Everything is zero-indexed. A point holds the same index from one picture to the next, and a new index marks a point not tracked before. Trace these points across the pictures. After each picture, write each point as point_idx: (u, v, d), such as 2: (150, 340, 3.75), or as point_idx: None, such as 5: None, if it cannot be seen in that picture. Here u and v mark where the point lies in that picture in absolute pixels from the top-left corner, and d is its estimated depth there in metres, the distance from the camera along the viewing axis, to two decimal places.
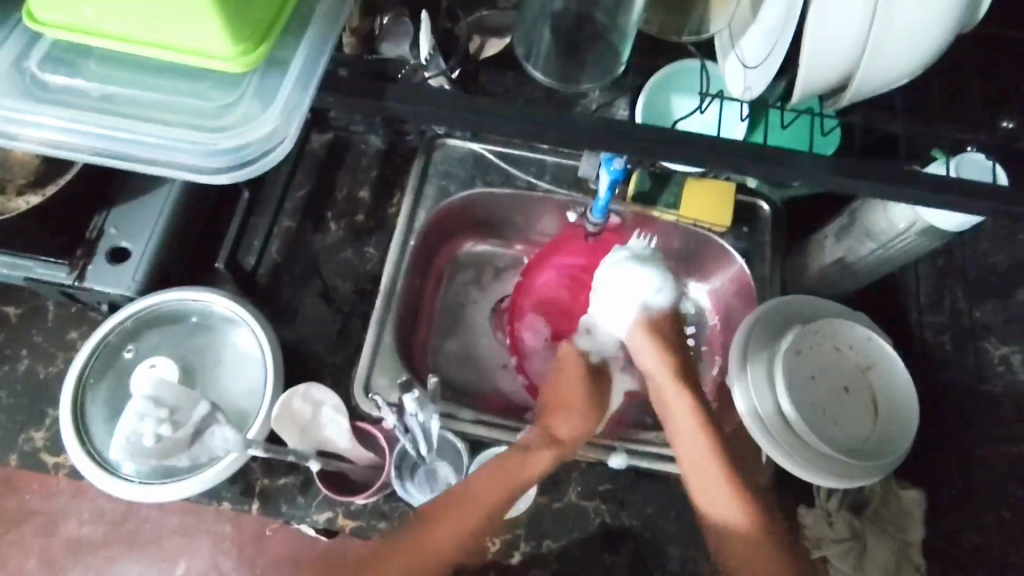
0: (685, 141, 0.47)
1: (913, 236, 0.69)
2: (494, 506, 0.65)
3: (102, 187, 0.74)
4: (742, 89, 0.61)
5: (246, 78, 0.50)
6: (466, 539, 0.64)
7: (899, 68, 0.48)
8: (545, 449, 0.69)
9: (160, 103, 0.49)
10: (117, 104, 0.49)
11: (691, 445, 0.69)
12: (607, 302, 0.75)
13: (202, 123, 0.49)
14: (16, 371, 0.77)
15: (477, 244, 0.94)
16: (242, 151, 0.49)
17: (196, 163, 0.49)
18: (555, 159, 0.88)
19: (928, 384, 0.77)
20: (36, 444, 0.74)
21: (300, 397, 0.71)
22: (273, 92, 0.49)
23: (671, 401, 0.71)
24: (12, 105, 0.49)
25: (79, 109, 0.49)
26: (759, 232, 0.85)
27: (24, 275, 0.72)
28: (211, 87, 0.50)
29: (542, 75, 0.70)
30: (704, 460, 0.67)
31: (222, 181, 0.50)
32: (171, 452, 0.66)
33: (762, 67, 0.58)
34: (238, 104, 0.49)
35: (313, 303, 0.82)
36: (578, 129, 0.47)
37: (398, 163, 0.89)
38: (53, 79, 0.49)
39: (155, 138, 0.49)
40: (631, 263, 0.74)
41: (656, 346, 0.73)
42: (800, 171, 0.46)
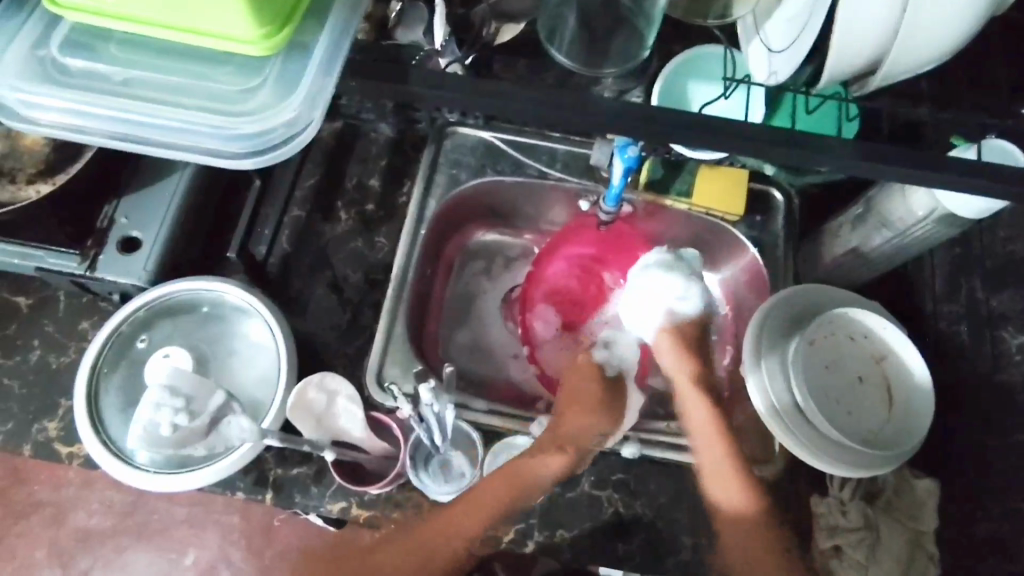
0: (707, 124, 0.46)
1: (930, 224, 0.69)
2: (505, 503, 0.67)
3: (114, 176, 0.74)
4: (766, 74, 0.61)
5: (269, 63, 0.49)
6: (486, 522, 0.66)
7: (926, 57, 0.47)
8: (555, 453, 0.70)
9: (181, 87, 0.49)
10: (138, 88, 0.48)
11: (714, 453, 0.72)
12: (636, 305, 0.77)
13: (224, 107, 0.48)
14: (28, 362, 0.76)
15: (487, 234, 0.94)
16: (265, 137, 0.49)
17: (219, 148, 0.49)
18: (566, 148, 0.88)
19: (943, 374, 0.77)
20: (49, 434, 0.74)
21: (315, 388, 0.70)
22: (296, 76, 0.49)
23: (687, 397, 0.75)
24: (32, 90, 0.48)
25: (101, 93, 0.48)
26: (772, 221, 0.85)
27: (34, 265, 0.72)
28: (232, 71, 0.49)
29: (565, 60, 0.71)
30: (715, 450, 0.72)
31: (245, 167, 0.50)
32: (187, 442, 0.65)
33: (788, 53, 0.58)
34: (261, 89, 0.49)
35: (324, 293, 0.82)
36: (601, 114, 0.46)
37: (408, 152, 0.88)
38: (72, 63, 0.48)
39: (178, 123, 0.49)
40: (661, 270, 0.75)
41: (678, 352, 0.75)
42: (826, 156, 0.46)
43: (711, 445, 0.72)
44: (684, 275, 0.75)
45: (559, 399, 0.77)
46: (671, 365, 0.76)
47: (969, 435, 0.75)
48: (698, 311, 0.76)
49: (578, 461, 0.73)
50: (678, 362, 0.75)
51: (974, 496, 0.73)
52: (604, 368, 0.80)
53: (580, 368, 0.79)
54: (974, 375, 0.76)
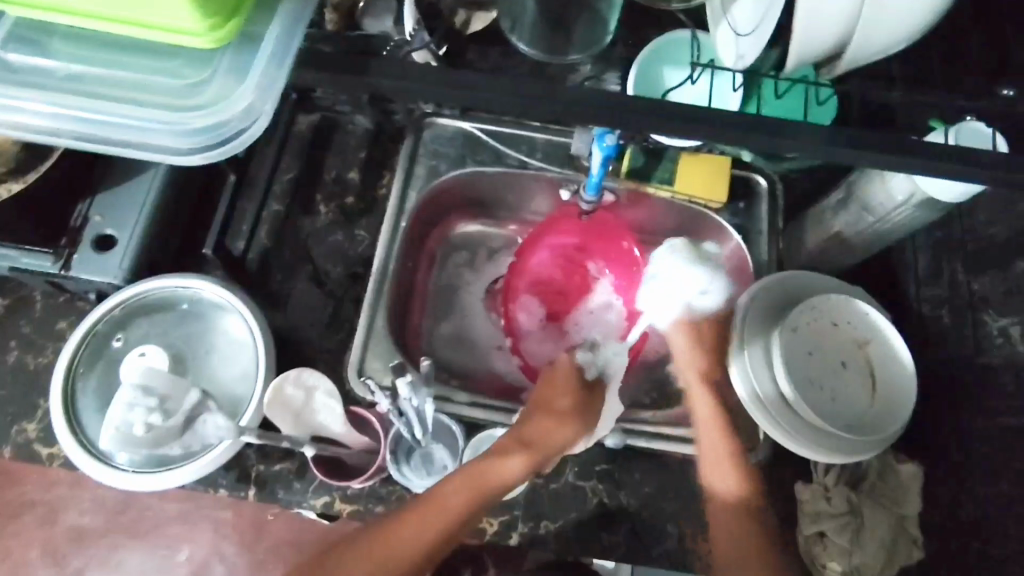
0: (677, 110, 0.45)
1: (910, 208, 0.68)
2: (467, 507, 0.62)
3: (85, 174, 0.73)
4: (734, 58, 0.59)
5: (219, 54, 0.48)
6: (439, 535, 0.61)
7: (895, 36, 0.48)
8: (517, 455, 0.66)
9: (130, 82, 0.48)
10: (86, 83, 0.47)
11: (714, 440, 0.73)
12: (657, 293, 0.78)
13: (174, 101, 0.48)
14: (6, 363, 0.76)
15: (469, 226, 0.93)
16: (217, 131, 0.48)
17: (170, 143, 0.49)
18: (545, 137, 0.87)
19: (925, 357, 0.77)
20: (29, 435, 0.73)
21: (292, 383, 0.70)
22: (247, 68, 0.48)
23: (698, 398, 0.75)
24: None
25: (48, 90, 0.47)
26: (755, 208, 0.85)
27: (9, 266, 0.71)
28: (182, 64, 0.48)
29: (526, 48, 0.69)
30: (722, 436, 0.72)
31: (198, 161, 0.49)
32: (163, 441, 0.66)
33: (752, 37, 0.56)
34: (211, 82, 0.48)
35: (305, 288, 0.81)
36: (569, 102, 0.45)
37: (386, 144, 0.87)
38: (17, 59, 0.47)
39: (128, 119, 0.48)
40: (687, 261, 0.76)
41: (694, 347, 0.75)
42: (796, 140, 0.45)
43: (714, 428, 0.73)
44: (708, 271, 0.75)
45: (533, 401, 0.73)
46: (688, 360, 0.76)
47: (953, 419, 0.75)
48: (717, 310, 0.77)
49: (544, 464, 0.68)
50: (698, 359, 0.76)
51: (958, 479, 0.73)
52: (584, 370, 0.76)
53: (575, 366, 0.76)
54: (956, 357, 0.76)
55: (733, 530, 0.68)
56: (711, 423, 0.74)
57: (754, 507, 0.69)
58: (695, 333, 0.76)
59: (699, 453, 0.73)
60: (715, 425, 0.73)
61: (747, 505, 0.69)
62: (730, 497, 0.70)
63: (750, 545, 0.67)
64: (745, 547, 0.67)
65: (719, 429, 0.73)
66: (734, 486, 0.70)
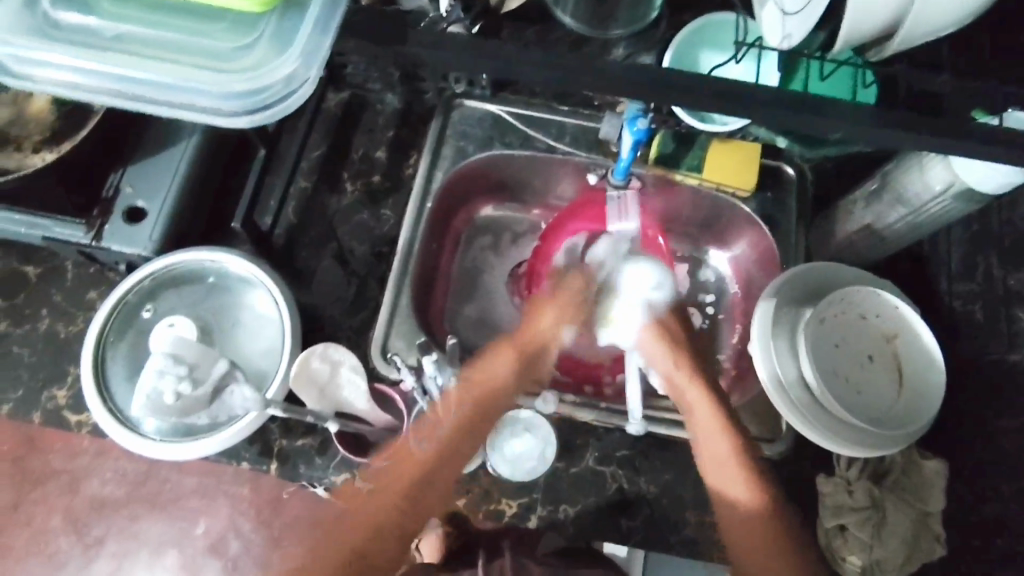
0: (715, 88, 0.44)
1: (948, 201, 0.66)
2: (469, 406, 0.68)
3: (118, 144, 0.73)
4: (779, 38, 0.57)
5: (265, 18, 0.48)
6: (448, 437, 0.66)
7: (949, 18, 0.47)
8: (498, 351, 0.73)
9: (175, 44, 0.48)
10: (131, 45, 0.48)
11: (716, 442, 0.68)
12: (619, 308, 0.80)
13: (219, 64, 0.48)
14: (37, 331, 0.77)
15: (494, 209, 0.93)
16: (260, 95, 0.48)
17: (214, 104, 0.49)
18: (574, 121, 0.86)
19: (955, 352, 0.76)
20: (59, 402, 0.75)
21: (319, 357, 0.71)
22: (292, 34, 0.48)
23: (694, 403, 0.71)
24: (25, 45, 0.48)
25: (92, 49, 0.47)
26: (784, 197, 0.84)
27: (41, 235, 0.72)
28: (226, 28, 0.48)
29: (570, 20, 0.72)
30: (716, 434, 0.68)
31: (240, 125, 0.50)
32: (191, 410, 0.67)
33: (804, 12, 0.54)
34: (256, 47, 0.48)
35: (330, 266, 0.81)
36: (610, 77, 0.44)
37: (415, 124, 0.87)
38: (65, 18, 0.48)
39: (171, 80, 0.48)
40: (633, 261, 0.81)
41: (663, 338, 0.76)
42: (840, 122, 0.44)
43: (715, 424, 0.69)
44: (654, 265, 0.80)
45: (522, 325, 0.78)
46: (671, 374, 0.74)
47: (981, 416, 0.74)
48: (671, 302, 0.79)
49: (533, 364, 0.75)
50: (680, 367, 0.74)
51: None
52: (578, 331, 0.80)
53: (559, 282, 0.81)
54: None
55: (750, 518, 0.64)
56: (713, 427, 0.69)
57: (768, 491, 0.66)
58: (665, 341, 0.76)
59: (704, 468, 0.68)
60: (713, 427, 0.69)
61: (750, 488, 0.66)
62: (747, 503, 0.65)
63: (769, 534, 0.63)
64: (763, 533, 0.63)
65: (718, 433, 0.68)
66: (742, 487, 0.66)
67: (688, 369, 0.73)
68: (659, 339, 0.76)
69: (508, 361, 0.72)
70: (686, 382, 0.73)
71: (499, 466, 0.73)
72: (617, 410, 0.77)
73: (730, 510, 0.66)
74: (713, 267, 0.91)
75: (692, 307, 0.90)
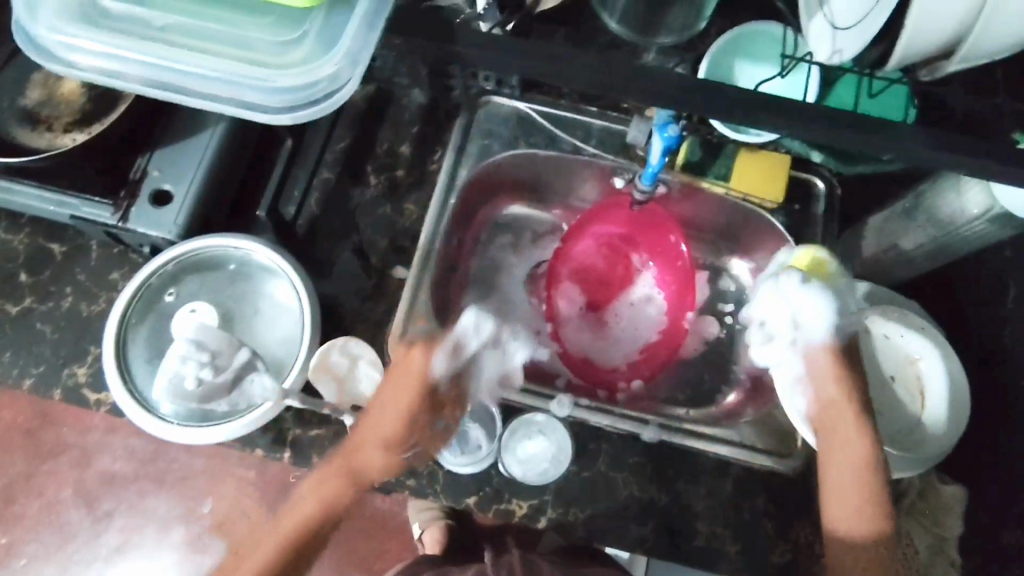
0: (755, 102, 0.44)
1: (982, 224, 0.66)
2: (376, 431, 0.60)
3: (148, 126, 0.74)
4: (830, 53, 0.56)
5: (310, 18, 0.48)
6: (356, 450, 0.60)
7: (1010, 39, 0.47)
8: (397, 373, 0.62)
9: (222, 35, 0.48)
10: (179, 36, 0.48)
11: (849, 470, 0.59)
12: (779, 329, 0.65)
13: (266, 59, 0.48)
14: (60, 308, 0.78)
15: (517, 208, 0.93)
16: (308, 91, 0.48)
17: (258, 101, 0.48)
18: (603, 124, 0.85)
19: (979, 377, 0.75)
20: (79, 379, 0.75)
21: (338, 350, 0.72)
22: (339, 31, 0.47)
23: (835, 432, 0.61)
24: (72, 32, 0.48)
25: (141, 38, 0.48)
26: (810, 211, 0.82)
27: (69, 213, 0.73)
28: (274, 22, 0.48)
29: (616, 25, 0.72)
30: (852, 438, 0.60)
31: (284, 122, 0.49)
32: (211, 398, 0.68)
33: (860, 27, 0.53)
34: (302, 43, 0.48)
35: (349, 258, 0.81)
36: (651, 87, 0.44)
37: (440, 119, 0.86)
38: (114, 8, 0.48)
39: (215, 71, 0.48)
40: (796, 283, 0.65)
41: (840, 374, 0.62)
42: (890, 143, 0.44)
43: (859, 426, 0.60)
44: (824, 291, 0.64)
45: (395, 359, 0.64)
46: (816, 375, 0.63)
47: (1002, 442, 0.73)
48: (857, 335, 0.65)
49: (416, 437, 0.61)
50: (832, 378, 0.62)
51: (998, 503, 0.72)
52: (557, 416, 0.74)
53: (418, 391, 0.61)
54: (1013, 379, 0.74)
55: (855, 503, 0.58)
56: (845, 421, 0.61)
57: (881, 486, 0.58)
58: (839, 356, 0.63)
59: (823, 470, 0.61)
60: (847, 429, 0.60)
61: (868, 497, 0.58)
62: (868, 522, 0.57)
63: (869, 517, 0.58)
64: (864, 519, 0.58)
65: (854, 430, 0.60)
66: (853, 481, 0.59)
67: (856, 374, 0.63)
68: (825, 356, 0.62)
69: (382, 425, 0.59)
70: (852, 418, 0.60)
71: (512, 468, 0.73)
72: (629, 416, 0.78)
73: (831, 482, 0.60)
74: (734, 277, 0.92)
75: (708, 316, 0.91)
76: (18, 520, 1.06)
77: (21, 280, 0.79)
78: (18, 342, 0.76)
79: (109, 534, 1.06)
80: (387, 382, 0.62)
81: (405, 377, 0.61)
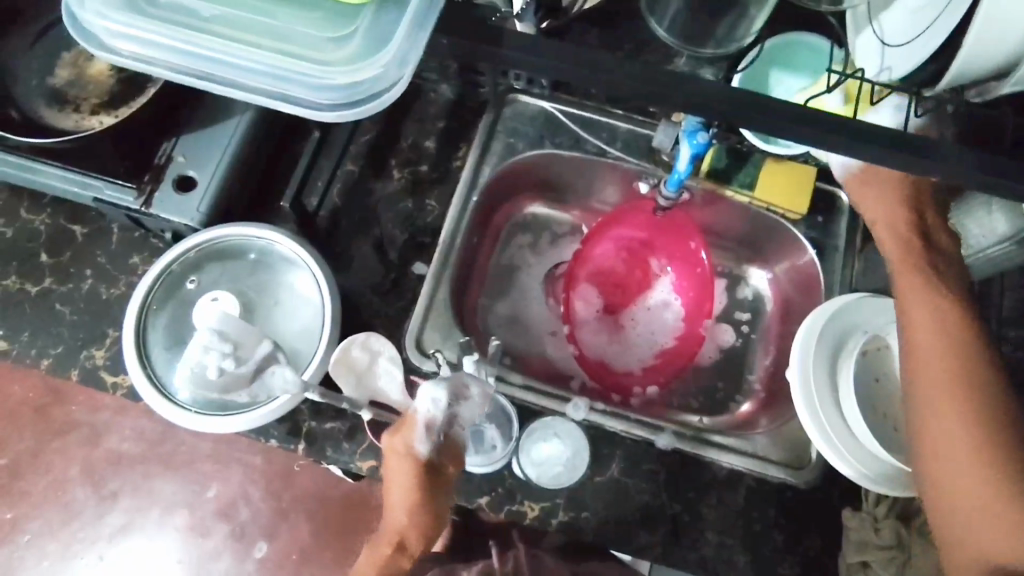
0: (800, 117, 0.43)
1: (1012, 246, 0.65)
2: (404, 522, 0.62)
3: (175, 111, 0.74)
4: (878, 69, 0.60)
5: (361, 15, 0.47)
6: (399, 531, 0.63)
7: None
8: (391, 469, 0.61)
9: (270, 29, 0.48)
10: (226, 28, 0.47)
11: (950, 446, 0.55)
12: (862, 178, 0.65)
13: (314, 55, 0.47)
14: (80, 290, 0.78)
15: (536, 207, 0.93)
16: (353, 90, 0.47)
17: (306, 98, 0.48)
18: (628, 126, 0.85)
19: None
20: (96, 362, 0.76)
21: (359, 346, 0.73)
22: (387, 29, 0.47)
23: (927, 389, 0.57)
24: (118, 19, 0.47)
25: (189, 29, 0.47)
26: (834, 223, 0.82)
27: (92, 196, 0.72)
28: (325, 17, 0.48)
29: (664, 34, 0.72)
30: (939, 399, 0.56)
31: (329, 120, 0.48)
32: (232, 388, 0.67)
33: (915, 44, 0.56)
34: (349, 41, 0.47)
35: (369, 252, 0.81)
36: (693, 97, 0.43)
37: (466, 115, 0.86)
38: None
39: (259, 63, 0.47)
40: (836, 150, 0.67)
41: (867, 194, 0.65)
42: (927, 163, 0.43)
43: (961, 393, 0.56)
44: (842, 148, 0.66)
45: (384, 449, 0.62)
46: (869, 214, 0.65)
47: None
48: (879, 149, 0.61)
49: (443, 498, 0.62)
50: (879, 211, 0.64)
51: None
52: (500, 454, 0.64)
53: (414, 478, 0.60)
54: None
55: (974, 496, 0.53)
56: (937, 397, 0.57)
57: (1004, 467, 0.53)
58: (877, 179, 0.65)
59: (925, 449, 0.57)
60: (939, 406, 0.56)
61: (974, 464, 0.54)
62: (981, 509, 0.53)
63: (999, 513, 0.52)
64: (993, 513, 0.52)
65: (951, 411, 0.56)
66: (966, 467, 0.54)
67: (958, 335, 0.58)
68: (864, 188, 0.65)
69: (406, 511, 0.61)
70: (935, 384, 0.57)
71: (526, 470, 0.73)
72: (643, 422, 0.77)
73: (938, 477, 0.56)
74: (751, 285, 0.91)
75: (724, 323, 0.91)
76: (25, 496, 1.06)
77: (42, 261, 0.79)
78: (37, 322, 0.76)
79: (113, 514, 1.05)
80: (388, 467, 0.61)
81: (396, 465, 0.60)
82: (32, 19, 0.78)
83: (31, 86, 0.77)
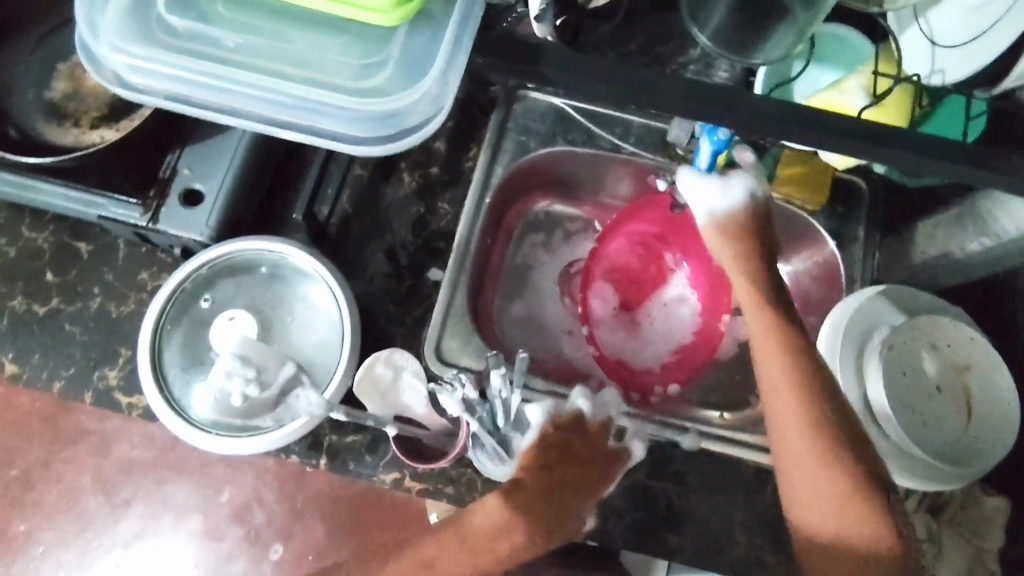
0: (836, 129, 0.44)
1: None
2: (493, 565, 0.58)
3: (179, 124, 0.72)
4: (931, 69, 0.60)
5: (393, 40, 0.47)
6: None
7: None
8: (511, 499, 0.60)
9: (296, 56, 0.46)
10: (253, 58, 0.46)
11: None
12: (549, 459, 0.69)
13: (345, 83, 0.46)
14: (88, 310, 0.76)
15: (548, 204, 0.91)
16: (389, 120, 0.47)
17: (341, 130, 0.48)
18: (641, 120, 0.83)
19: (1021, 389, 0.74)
20: (110, 382, 0.74)
21: (382, 362, 0.70)
22: (422, 52, 0.47)
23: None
24: (139, 53, 0.46)
25: (213, 63, 0.46)
26: (853, 214, 0.81)
27: (97, 214, 0.70)
28: (352, 41, 0.47)
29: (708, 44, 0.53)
30: None
31: (368, 152, 0.49)
32: (256, 412, 0.67)
33: (969, 49, 0.57)
34: (383, 67, 0.47)
35: (382, 260, 0.79)
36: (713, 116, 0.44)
37: (476, 115, 0.84)
38: (181, 25, 0.46)
39: (288, 97, 0.47)
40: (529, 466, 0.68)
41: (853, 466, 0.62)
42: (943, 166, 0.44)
43: None
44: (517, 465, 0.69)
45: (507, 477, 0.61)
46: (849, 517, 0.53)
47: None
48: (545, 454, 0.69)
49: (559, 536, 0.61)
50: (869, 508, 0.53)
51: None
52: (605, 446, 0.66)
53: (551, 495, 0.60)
54: None
55: None
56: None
57: None
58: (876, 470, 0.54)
59: None
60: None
61: None
62: None
63: None
64: None
65: None
66: None
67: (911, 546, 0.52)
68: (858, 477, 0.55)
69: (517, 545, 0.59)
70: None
71: None
72: (669, 424, 0.77)
73: None
74: None
75: None
76: (38, 507, 0.97)
77: (47, 279, 0.77)
78: (47, 344, 0.75)
79: (127, 521, 0.96)
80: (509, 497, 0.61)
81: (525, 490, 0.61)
82: (28, 29, 0.76)
83: (28, 100, 0.74)
